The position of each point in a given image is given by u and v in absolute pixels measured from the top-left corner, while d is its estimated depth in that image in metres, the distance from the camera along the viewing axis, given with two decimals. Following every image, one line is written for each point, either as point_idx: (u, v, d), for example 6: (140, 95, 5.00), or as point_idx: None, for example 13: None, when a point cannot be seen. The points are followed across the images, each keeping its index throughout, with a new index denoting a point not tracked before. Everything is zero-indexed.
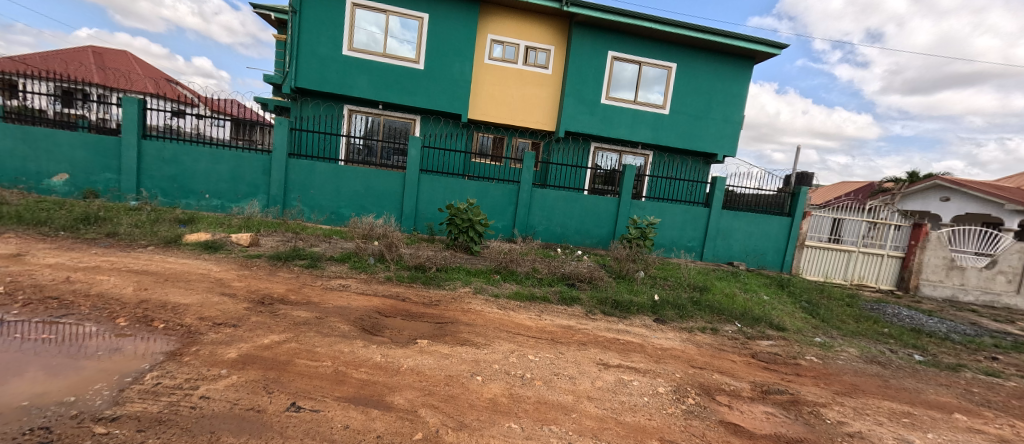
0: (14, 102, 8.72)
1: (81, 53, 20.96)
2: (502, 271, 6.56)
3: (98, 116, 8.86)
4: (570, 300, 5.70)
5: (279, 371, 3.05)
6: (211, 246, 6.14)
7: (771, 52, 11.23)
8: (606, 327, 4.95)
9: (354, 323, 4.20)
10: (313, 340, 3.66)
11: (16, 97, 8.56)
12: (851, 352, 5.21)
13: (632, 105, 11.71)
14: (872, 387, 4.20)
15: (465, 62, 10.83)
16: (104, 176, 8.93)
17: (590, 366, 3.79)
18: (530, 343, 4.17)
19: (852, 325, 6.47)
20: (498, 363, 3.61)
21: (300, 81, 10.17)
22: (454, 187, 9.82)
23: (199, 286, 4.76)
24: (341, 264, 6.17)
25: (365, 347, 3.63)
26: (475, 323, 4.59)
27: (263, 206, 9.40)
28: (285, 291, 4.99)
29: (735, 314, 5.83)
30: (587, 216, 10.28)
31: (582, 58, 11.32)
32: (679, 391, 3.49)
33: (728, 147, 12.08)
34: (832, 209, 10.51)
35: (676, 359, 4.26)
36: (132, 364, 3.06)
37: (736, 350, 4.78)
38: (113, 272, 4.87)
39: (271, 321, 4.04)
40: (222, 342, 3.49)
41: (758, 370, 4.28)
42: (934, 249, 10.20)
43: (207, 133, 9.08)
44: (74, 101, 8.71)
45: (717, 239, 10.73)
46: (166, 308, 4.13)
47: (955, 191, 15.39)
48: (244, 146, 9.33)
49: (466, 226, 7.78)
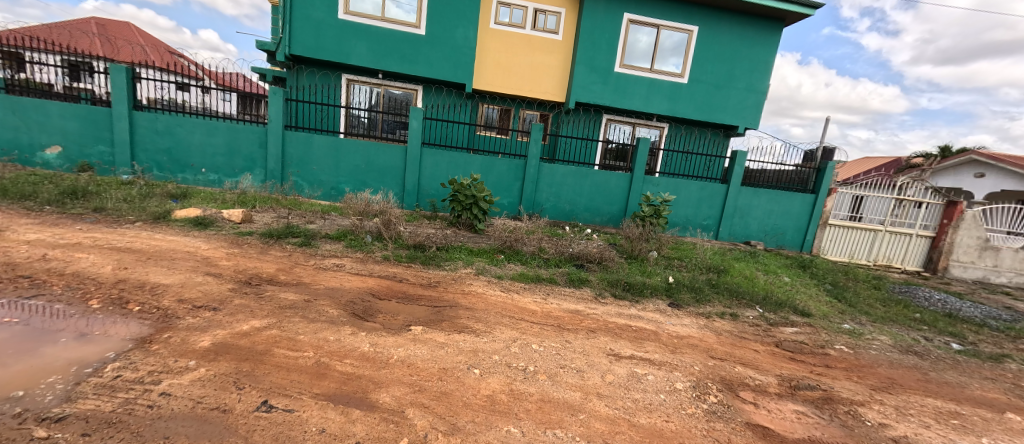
0: (21, 75, 8.49)
1: (86, 24, 20.56)
2: (506, 251, 6.19)
3: (105, 91, 8.62)
4: (578, 282, 5.34)
5: (254, 363, 2.73)
6: (202, 223, 5.84)
7: (801, 14, 10.36)
8: (617, 312, 4.59)
9: (344, 307, 3.88)
10: (297, 326, 3.34)
11: (22, 69, 8.30)
12: (884, 341, 4.79)
13: (648, 73, 11.01)
14: (912, 382, 3.80)
15: (470, 27, 10.17)
16: (98, 149, 8.67)
17: (600, 357, 3.44)
18: (534, 330, 3.83)
19: (880, 310, 6.04)
20: (498, 354, 3.27)
21: (295, 48, 9.64)
22: (458, 162, 9.39)
23: (183, 265, 4.46)
24: (336, 242, 5.86)
25: (354, 335, 3.31)
26: (475, 307, 4.25)
27: (261, 181, 9.11)
28: (275, 271, 4.70)
29: (757, 299, 5.41)
30: (597, 192, 9.82)
31: (595, 21, 10.58)
32: (700, 388, 3.13)
33: (750, 118, 11.34)
34: (857, 186, 9.84)
35: (694, 349, 3.90)
36: (96, 353, 2.77)
37: (758, 339, 4.41)
38: (93, 249, 4.58)
39: (254, 305, 3.74)
40: (197, 329, 3.18)
41: (784, 362, 3.91)
42: (968, 229, 9.62)
43: (213, 107, 8.77)
44: (80, 74, 8.44)
45: (735, 218, 10.22)
46: (144, 288, 3.81)
47: (990, 167, 14.66)
48: (251, 121, 8.95)
49: (469, 203, 7.41)
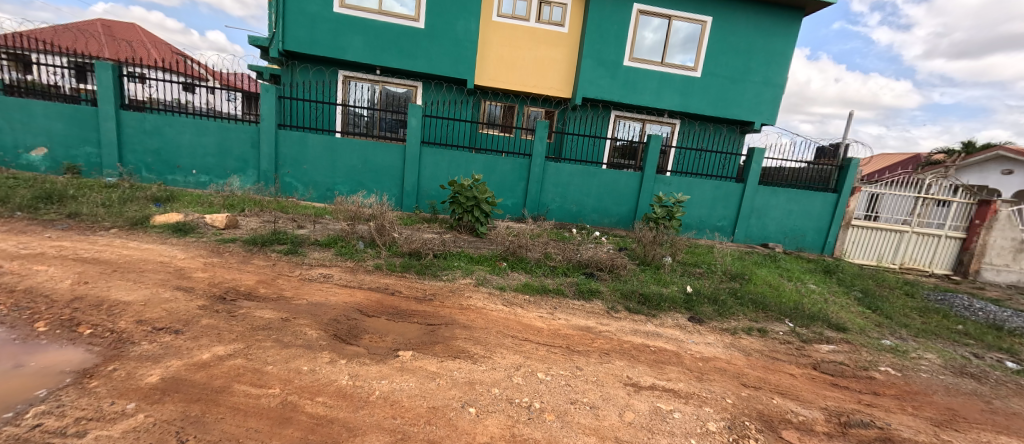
0: (13, 75, 8.16)
1: (90, 25, 20.40)
2: (509, 258, 5.71)
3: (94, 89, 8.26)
4: (588, 294, 4.84)
5: (205, 405, 2.28)
6: (181, 229, 5.44)
7: (822, 2, 9.78)
8: (633, 329, 4.13)
9: (325, 327, 3.43)
10: (266, 354, 2.89)
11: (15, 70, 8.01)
12: (933, 361, 4.26)
13: (659, 67, 10.50)
14: (976, 415, 3.30)
15: (471, 19, 9.71)
16: (84, 150, 8.31)
17: (616, 388, 2.96)
18: (540, 354, 3.36)
19: (919, 322, 5.54)
20: (498, 387, 2.81)
21: (288, 44, 9.24)
22: (459, 161, 8.94)
23: (152, 278, 4.03)
24: (326, 249, 5.43)
25: (331, 364, 2.85)
26: (474, 326, 3.79)
27: (254, 182, 8.73)
28: (254, 283, 4.27)
29: (786, 312, 4.91)
30: (606, 192, 9.32)
31: (603, 12, 10.07)
32: (737, 429, 2.64)
33: (766, 113, 10.78)
34: (883, 184, 9.25)
35: (722, 374, 3.41)
36: (23, 392, 2.32)
37: (793, 360, 3.91)
38: (56, 261, 4.18)
39: (223, 326, 3.29)
40: (149, 359, 2.73)
41: (826, 389, 3.41)
42: (1002, 229, 9.02)
43: (204, 105, 8.39)
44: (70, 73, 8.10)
45: (752, 219, 9.69)
46: (101, 308, 3.37)
47: (1020, 164, 14.05)
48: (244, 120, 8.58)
49: (471, 205, 6.96)
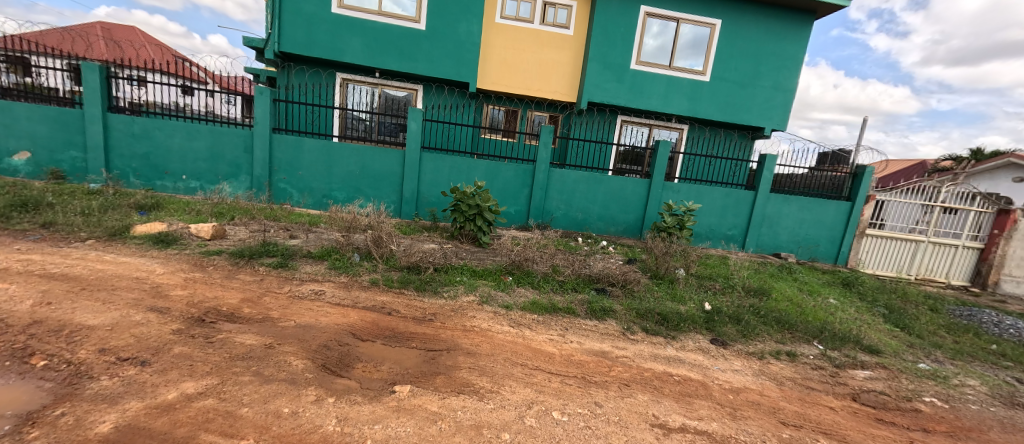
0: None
1: (90, 28, 20.17)
2: (515, 272, 5.35)
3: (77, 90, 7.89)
4: (601, 313, 4.47)
5: None
6: (163, 240, 5.08)
7: (835, 5, 9.51)
8: (652, 354, 3.77)
9: (312, 356, 3.06)
10: (243, 391, 2.52)
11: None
12: (979, 389, 3.91)
13: (666, 70, 10.20)
14: None
15: (474, 21, 9.41)
16: (69, 155, 7.95)
17: (641, 431, 2.59)
18: (554, 388, 3.00)
19: (951, 341, 5.20)
20: (508, 431, 2.45)
21: (284, 45, 8.93)
22: (460, 167, 8.61)
23: (124, 298, 3.66)
24: (318, 263, 5.07)
25: (317, 405, 2.48)
26: (479, 352, 3.43)
27: (246, 189, 8.37)
28: (238, 303, 3.89)
29: (813, 332, 4.57)
30: (613, 199, 8.98)
31: (609, 14, 9.78)
32: None
33: (777, 119, 10.47)
34: (898, 192, 8.93)
35: (757, 409, 3.05)
36: None
37: (829, 389, 3.55)
38: (19, 278, 3.80)
39: (197, 355, 2.92)
40: (105, 400, 2.34)
41: (873, 427, 3.05)
42: (1022, 239, 8.70)
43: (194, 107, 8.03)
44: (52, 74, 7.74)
45: (763, 227, 9.35)
46: (60, 334, 2.99)
47: None
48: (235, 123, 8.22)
49: (473, 214, 6.60)
